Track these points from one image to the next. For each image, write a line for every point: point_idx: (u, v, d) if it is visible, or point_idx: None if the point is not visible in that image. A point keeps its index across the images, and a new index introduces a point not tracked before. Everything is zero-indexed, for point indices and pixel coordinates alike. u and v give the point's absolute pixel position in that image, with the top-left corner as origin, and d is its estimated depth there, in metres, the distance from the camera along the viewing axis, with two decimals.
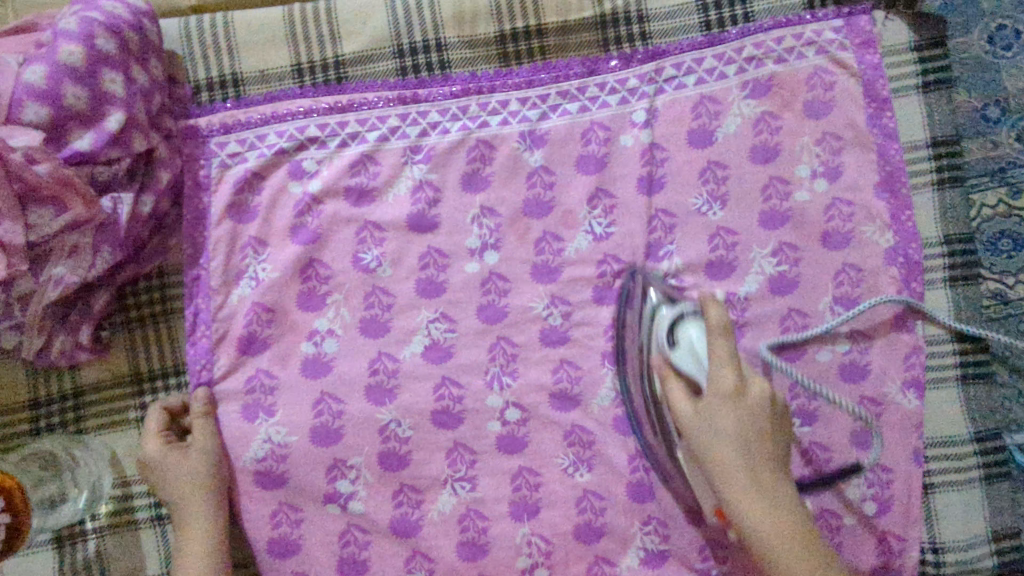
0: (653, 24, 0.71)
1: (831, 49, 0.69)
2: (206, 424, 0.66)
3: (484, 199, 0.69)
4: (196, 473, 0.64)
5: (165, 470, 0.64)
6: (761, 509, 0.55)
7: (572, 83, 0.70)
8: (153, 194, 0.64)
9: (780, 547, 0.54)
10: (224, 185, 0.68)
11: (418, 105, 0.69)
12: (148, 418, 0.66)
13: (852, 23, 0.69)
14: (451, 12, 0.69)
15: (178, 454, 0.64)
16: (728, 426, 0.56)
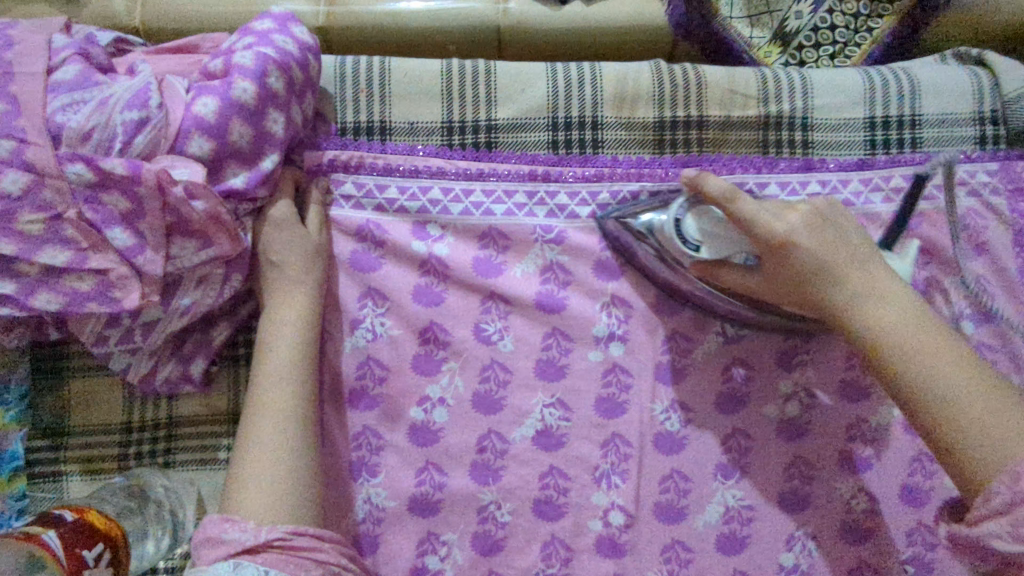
0: (816, 133, 0.68)
1: (983, 192, 0.68)
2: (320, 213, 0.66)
3: (617, 288, 0.68)
4: (302, 278, 0.62)
5: (275, 233, 0.61)
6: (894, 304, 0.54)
7: (707, 179, 0.66)
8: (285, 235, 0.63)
9: (911, 334, 0.52)
10: (348, 232, 0.67)
11: (548, 184, 0.67)
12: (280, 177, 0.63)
13: (1008, 168, 0.69)
14: (611, 92, 0.67)
15: (285, 232, 0.61)
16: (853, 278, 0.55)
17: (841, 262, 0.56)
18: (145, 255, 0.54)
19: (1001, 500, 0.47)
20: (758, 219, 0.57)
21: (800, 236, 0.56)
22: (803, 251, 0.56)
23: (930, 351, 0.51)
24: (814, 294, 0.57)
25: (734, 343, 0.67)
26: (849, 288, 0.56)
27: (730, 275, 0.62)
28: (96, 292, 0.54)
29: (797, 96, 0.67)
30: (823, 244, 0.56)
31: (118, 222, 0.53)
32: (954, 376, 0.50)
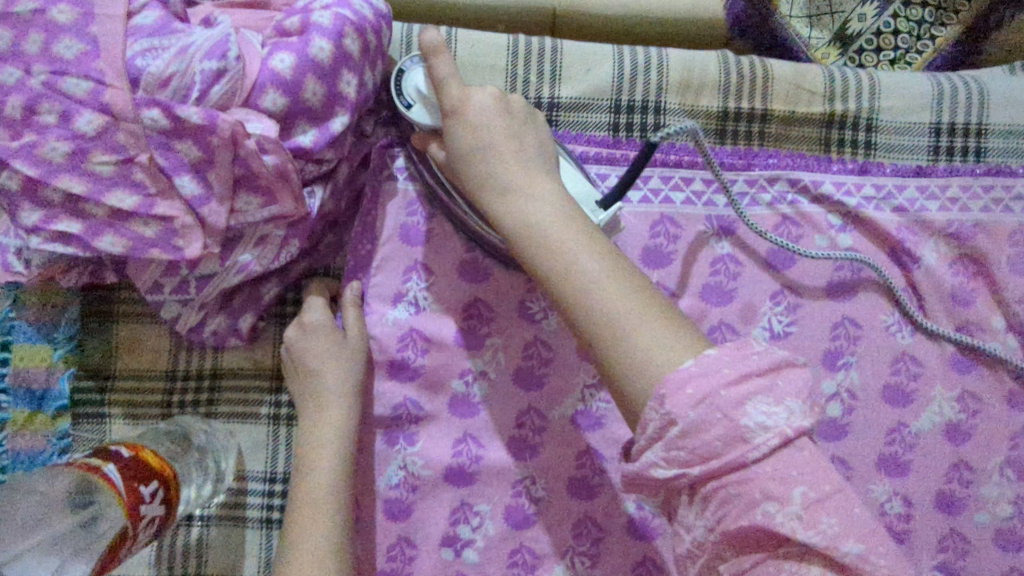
0: (880, 136, 0.68)
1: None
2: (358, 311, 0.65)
3: (663, 276, 0.67)
4: (343, 370, 0.62)
5: (310, 345, 0.63)
6: (569, 222, 0.51)
7: (762, 173, 0.67)
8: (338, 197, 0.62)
9: (561, 238, 0.50)
10: (399, 202, 0.67)
11: (600, 167, 0.66)
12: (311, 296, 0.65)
13: None
14: (676, 79, 0.67)
15: (321, 337, 0.63)
16: (544, 193, 0.52)
17: (512, 166, 0.53)
18: (211, 205, 0.54)
19: (654, 424, 0.44)
20: (446, 86, 0.55)
21: (469, 112, 0.54)
22: (493, 157, 0.53)
23: (589, 261, 0.49)
24: (502, 186, 0.53)
25: (781, 339, 0.66)
26: (533, 201, 0.52)
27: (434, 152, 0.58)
28: (160, 239, 0.54)
29: (864, 95, 0.67)
30: (483, 126, 0.54)
31: (187, 170, 0.53)
32: (628, 307, 0.47)
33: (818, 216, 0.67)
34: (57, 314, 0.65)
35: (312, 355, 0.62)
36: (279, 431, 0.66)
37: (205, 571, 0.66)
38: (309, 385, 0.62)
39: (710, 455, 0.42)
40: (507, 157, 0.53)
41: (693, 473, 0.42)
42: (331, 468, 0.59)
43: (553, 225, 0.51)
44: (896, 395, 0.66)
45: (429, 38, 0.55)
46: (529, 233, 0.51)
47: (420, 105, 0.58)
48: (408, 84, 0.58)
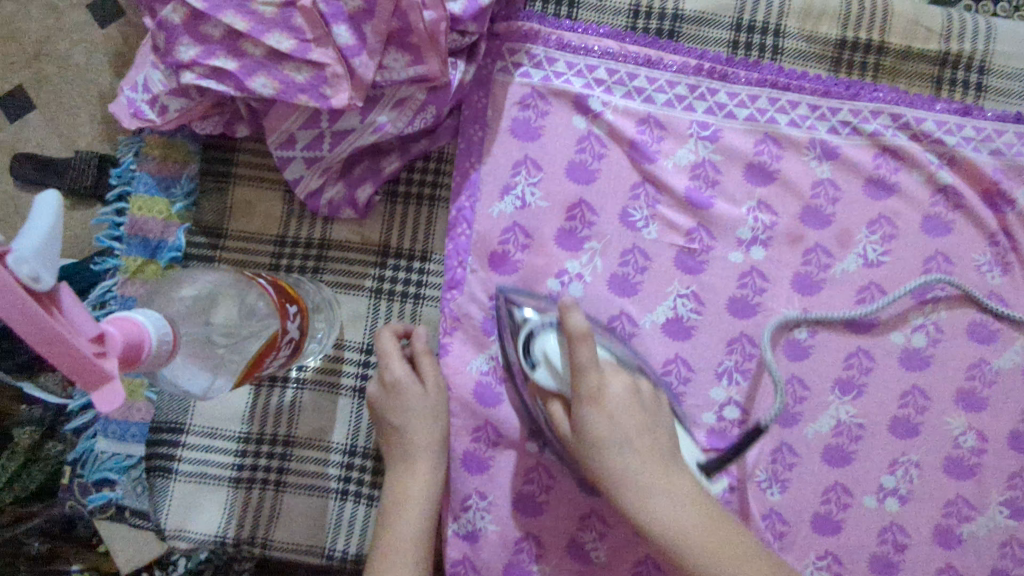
0: (991, 78, 0.69)
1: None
2: (430, 363, 0.66)
3: (765, 193, 0.68)
4: (427, 435, 0.63)
5: (395, 407, 0.64)
6: (678, 491, 0.56)
7: (867, 104, 0.68)
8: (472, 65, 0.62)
9: (690, 534, 0.54)
10: (511, 93, 0.68)
11: (711, 82, 0.68)
12: (379, 337, 0.65)
13: None
14: (799, 4, 0.69)
15: (407, 399, 0.64)
16: (641, 464, 0.56)
17: (640, 442, 0.57)
18: (362, 57, 0.56)
19: None
20: (585, 372, 0.58)
21: (613, 403, 0.58)
22: (625, 444, 0.57)
23: (651, 477, 0.56)
24: (605, 465, 0.57)
25: (874, 267, 0.68)
26: (653, 475, 0.56)
27: (557, 406, 0.61)
28: (309, 85, 0.56)
29: (979, 38, 0.69)
30: (626, 427, 0.57)
31: (345, 20, 0.55)
32: (720, 549, 0.53)
33: (918, 154, 0.67)
34: (176, 170, 0.68)
35: (397, 416, 0.63)
36: (380, 304, 0.69)
37: (294, 433, 0.68)
38: (394, 445, 0.63)
39: None
40: (596, 413, 0.58)
41: None
42: (414, 540, 0.59)
43: (682, 500, 0.55)
44: (980, 332, 0.68)
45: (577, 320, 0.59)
46: (642, 529, 0.55)
47: (545, 367, 0.61)
48: (537, 347, 0.62)
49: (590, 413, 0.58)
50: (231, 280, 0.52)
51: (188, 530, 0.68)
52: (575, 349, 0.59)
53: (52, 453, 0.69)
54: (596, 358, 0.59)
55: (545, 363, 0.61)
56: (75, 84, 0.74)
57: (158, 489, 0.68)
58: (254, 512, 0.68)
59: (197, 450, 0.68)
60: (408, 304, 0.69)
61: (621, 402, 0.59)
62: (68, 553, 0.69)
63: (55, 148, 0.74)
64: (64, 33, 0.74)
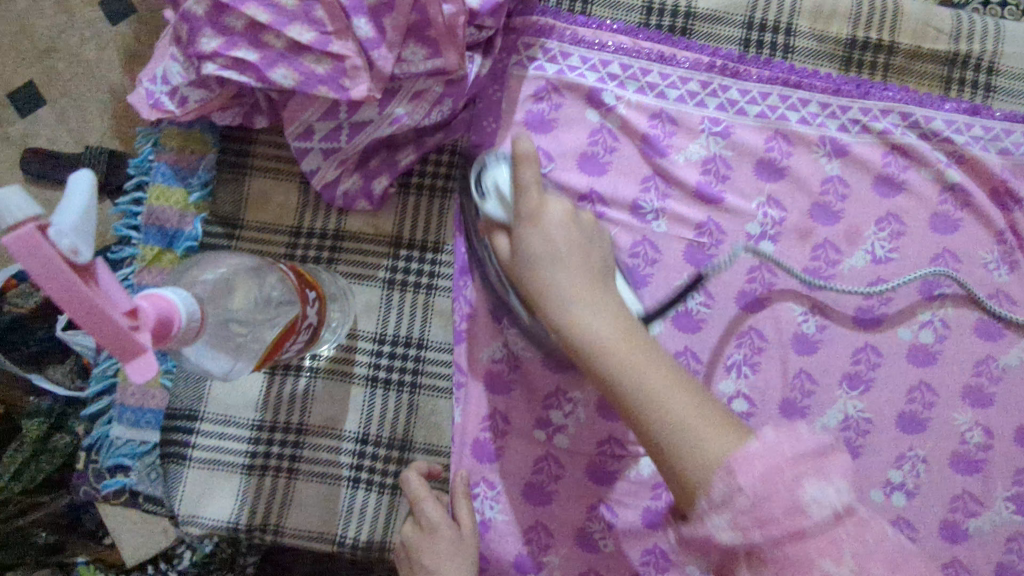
0: (1001, 79, 0.70)
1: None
2: (462, 504, 0.66)
3: (774, 189, 0.69)
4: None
5: (428, 545, 0.63)
6: (627, 350, 0.53)
7: (877, 103, 0.69)
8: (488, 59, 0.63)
9: (648, 386, 0.52)
10: (525, 87, 0.69)
11: (723, 78, 0.69)
12: (409, 480, 0.65)
13: None
14: (810, 3, 0.70)
15: (439, 538, 0.63)
16: (602, 321, 0.54)
17: (580, 289, 0.55)
18: (381, 50, 0.57)
19: (720, 493, 0.47)
20: (526, 192, 0.57)
21: (548, 227, 0.57)
22: (562, 274, 0.55)
23: (607, 336, 0.54)
24: (544, 290, 0.56)
25: (882, 264, 0.68)
26: (598, 317, 0.54)
27: (501, 238, 0.60)
28: (329, 77, 0.57)
29: (989, 39, 0.69)
30: (555, 244, 0.56)
31: (365, 14, 0.56)
32: (675, 399, 0.51)
33: (927, 153, 0.68)
34: (195, 160, 0.70)
35: (430, 555, 0.63)
36: (393, 294, 0.70)
37: (307, 421, 0.69)
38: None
39: (767, 520, 0.45)
40: (534, 234, 0.57)
41: (753, 539, 0.45)
42: None
43: (619, 338, 0.53)
44: (988, 329, 0.68)
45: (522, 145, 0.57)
46: (590, 360, 0.54)
47: (492, 198, 0.60)
48: (488, 180, 0.61)
49: (527, 231, 0.57)
50: (252, 265, 0.52)
51: (201, 516, 0.68)
52: (519, 172, 0.57)
53: (60, 445, 0.72)
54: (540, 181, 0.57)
55: (494, 193, 0.61)
56: (84, 80, 0.78)
57: (171, 474, 0.68)
58: (267, 500, 0.69)
59: (211, 436, 0.69)
60: (421, 294, 0.70)
61: (560, 222, 0.57)
62: (74, 545, 0.75)
63: (65, 144, 0.78)
64: (77, 31, 0.78)
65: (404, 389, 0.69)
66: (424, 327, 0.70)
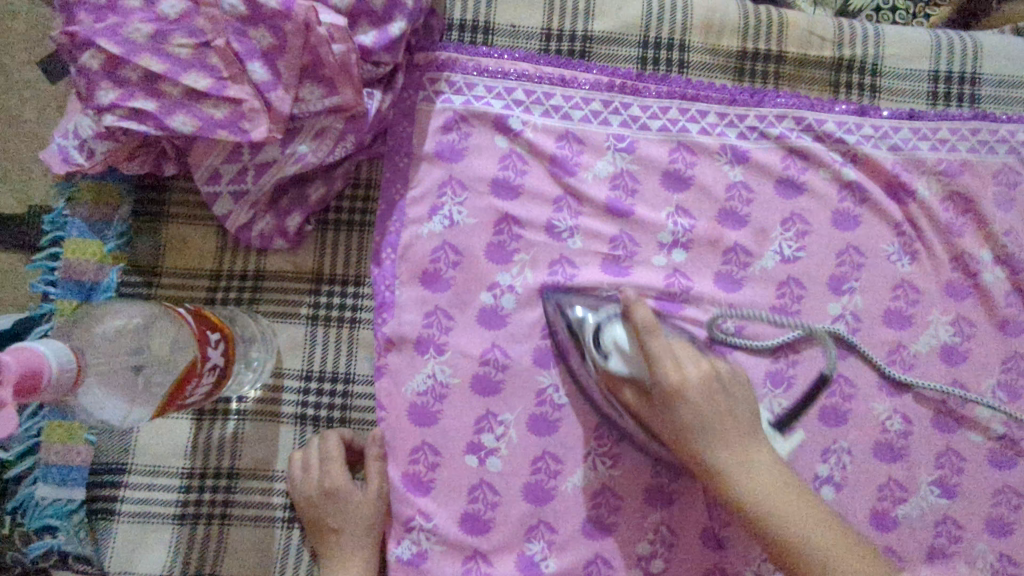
0: (884, 80, 0.73)
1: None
2: (379, 469, 0.67)
3: (682, 198, 0.71)
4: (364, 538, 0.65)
5: (333, 509, 0.65)
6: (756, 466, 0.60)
7: (771, 110, 0.72)
8: (391, 95, 0.65)
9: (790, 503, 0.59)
10: (435, 119, 0.71)
11: (623, 96, 0.72)
12: (327, 439, 0.67)
13: None
14: (700, 19, 0.73)
15: (342, 504, 0.65)
16: (719, 418, 0.60)
17: (725, 417, 0.61)
18: (277, 92, 0.58)
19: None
20: (655, 358, 0.61)
21: (689, 390, 0.60)
22: (689, 409, 0.61)
23: (713, 420, 0.61)
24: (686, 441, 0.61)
25: (791, 263, 0.70)
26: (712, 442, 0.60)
27: (626, 393, 0.64)
28: (228, 121, 0.58)
29: (869, 43, 0.73)
30: (689, 386, 0.60)
31: (258, 57, 0.58)
32: (763, 473, 0.60)
33: (820, 153, 0.71)
34: (110, 212, 0.69)
35: (337, 520, 0.65)
36: (316, 331, 0.69)
37: (237, 465, 0.68)
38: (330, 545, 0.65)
39: None
40: (678, 395, 0.60)
41: None
42: None
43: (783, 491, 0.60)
44: (895, 319, 0.70)
45: (641, 314, 0.61)
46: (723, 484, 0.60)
47: (616, 355, 0.63)
48: (607, 337, 0.64)
49: (674, 407, 0.60)
50: (157, 314, 0.52)
51: (133, 573, 0.66)
52: (645, 342, 0.61)
53: None
54: (651, 326, 0.61)
55: (616, 352, 0.63)
56: (30, 142, 0.74)
57: (100, 531, 0.67)
58: (200, 549, 0.67)
59: (140, 488, 0.67)
60: (345, 328, 0.69)
61: (698, 383, 0.61)
62: None
63: (9, 205, 0.73)
64: (14, 92, 0.74)
65: (334, 424, 0.69)
66: (349, 361, 0.69)
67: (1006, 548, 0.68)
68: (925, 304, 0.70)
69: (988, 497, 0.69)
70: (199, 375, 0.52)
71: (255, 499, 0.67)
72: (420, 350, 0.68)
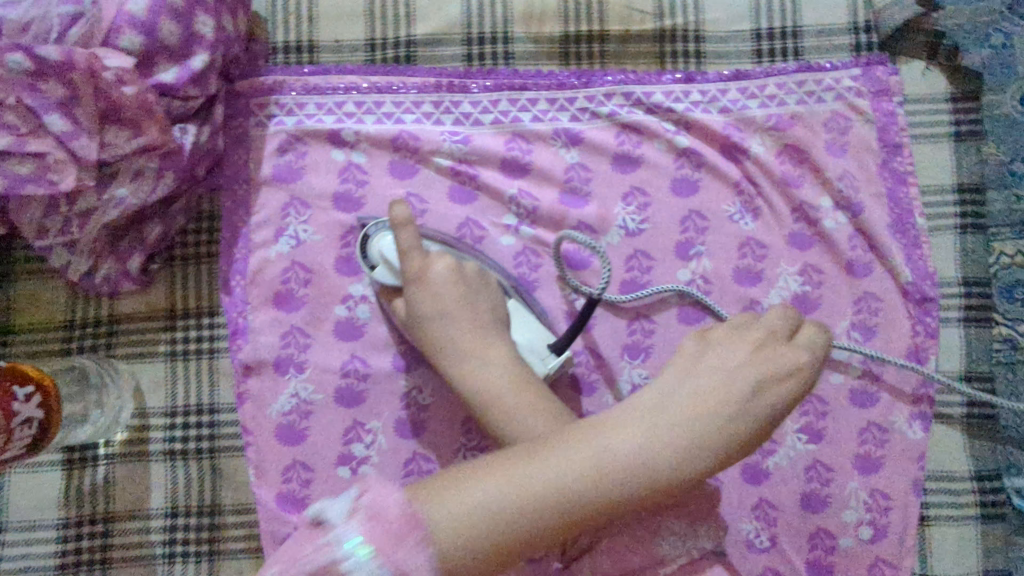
0: (707, 45, 0.74)
1: (849, 96, 0.72)
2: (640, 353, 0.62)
3: (522, 184, 0.72)
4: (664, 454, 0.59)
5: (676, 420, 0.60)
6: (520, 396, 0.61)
7: (599, 89, 0.72)
8: (209, 127, 0.66)
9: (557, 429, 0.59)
10: (270, 142, 0.71)
11: (452, 95, 0.72)
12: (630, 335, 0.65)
13: (870, 72, 0.73)
14: (520, 9, 0.73)
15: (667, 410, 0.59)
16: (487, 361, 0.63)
17: (469, 335, 0.63)
18: (80, 140, 0.58)
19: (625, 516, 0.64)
20: (411, 255, 0.64)
21: (432, 280, 0.64)
22: (454, 328, 0.63)
23: (459, 335, 0.63)
24: (435, 338, 0.64)
25: (636, 236, 0.72)
26: (457, 332, 0.63)
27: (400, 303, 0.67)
28: (35, 176, 0.59)
29: (689, 11, 0.74)
30: (442, 302, 0.63)
31: (54, 109, 0.58)
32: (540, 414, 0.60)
33: (651, 125, 0.72)
34: None
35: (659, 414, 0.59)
36: (177, 366, 0.70)
37: (112, 508, 0.68)
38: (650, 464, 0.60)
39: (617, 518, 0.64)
40: (418, 285, 0.64)
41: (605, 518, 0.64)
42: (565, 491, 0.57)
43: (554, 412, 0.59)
44: (744, 277, 0.72)
45: (399, 211, 0.63)
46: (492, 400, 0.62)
47: (382, 267, 0.66)
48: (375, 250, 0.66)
49: (416, 292, 0.64)
50: None
51: None
52: (400, 237, 0.64)
53: None
54: (403, 243, 0.63)
55: (382, 263, 0.66)
56: None
57: None
58: None
59: (19, 543, 0.68)
60: (203, 360, 0.70)
61: (445, 278, 0.64)
62: None
63: None
64: None
65: (203, 456, 0.69)
66: (211, 391, 0.70)
67: (877, 484, 0.70)
68: (773, 257, 0.71)
69: (854, 437, 0.70)
70: (8, 430, 0.56)
71: (133, 539, 0.68)
72: (282, 371, 0.69)
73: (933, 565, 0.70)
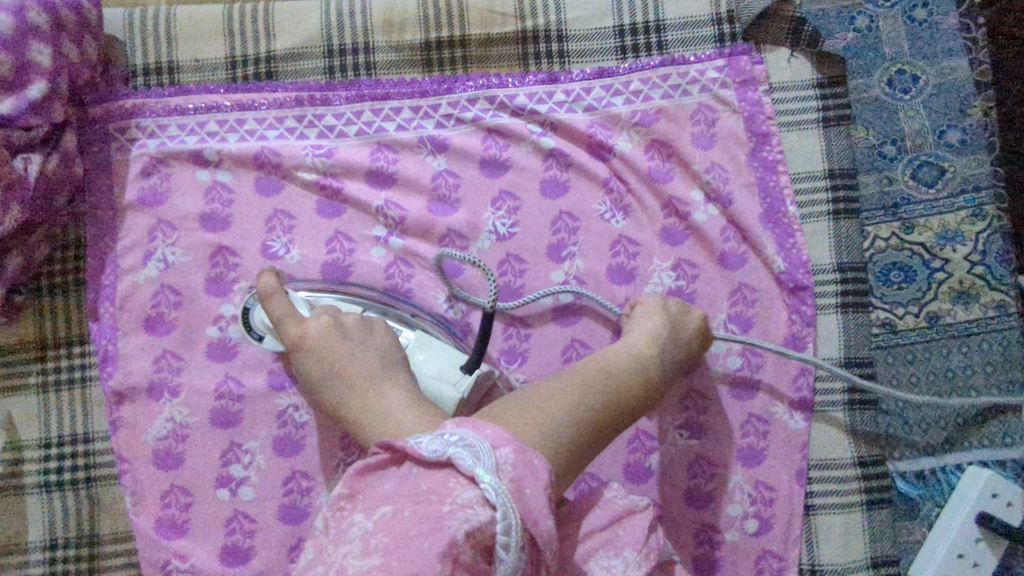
0: (570, 44, 0.73)
1: (714, 87, 0.72)
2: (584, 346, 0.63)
3: (389, 194, 0.71)
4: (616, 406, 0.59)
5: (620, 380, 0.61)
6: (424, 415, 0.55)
7: (463, 95, 0.72)
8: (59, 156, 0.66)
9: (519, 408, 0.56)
10: (133, 164, 0.71)
11: (315, 108, 0.72)
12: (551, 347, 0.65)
13: (733, 62, 0.72)
14: (379, 19, 0.73)
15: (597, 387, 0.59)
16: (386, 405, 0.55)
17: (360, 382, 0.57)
18: None
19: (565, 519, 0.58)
20: (284, 322, 0.62)
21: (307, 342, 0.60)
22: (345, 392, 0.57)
23: (348, 390, 0.57)
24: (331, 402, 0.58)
25: (507, 240, 0.71)
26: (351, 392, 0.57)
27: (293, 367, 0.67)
28: None
29: (550, 11, 0.73)
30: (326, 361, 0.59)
31: None
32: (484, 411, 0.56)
33: (516, 127, 0.71)
34: None
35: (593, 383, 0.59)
36: (48, 398, 0.70)
37: None
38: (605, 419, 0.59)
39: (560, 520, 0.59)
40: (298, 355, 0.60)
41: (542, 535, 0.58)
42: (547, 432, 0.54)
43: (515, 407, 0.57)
44: (618, 275, 0.71)
45: (262, 283, 0.63)
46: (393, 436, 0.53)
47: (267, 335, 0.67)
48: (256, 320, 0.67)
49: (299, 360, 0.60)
50: None
51: None
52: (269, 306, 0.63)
53: None
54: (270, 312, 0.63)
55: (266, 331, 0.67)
56: None
57: None
58: None
59: None
60: (75, 390, 0.70)
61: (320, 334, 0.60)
62: None
63: None
64: None
65: (80, 485, 0.69)
66: (85, 421, 0.70)
67: (760, 476, 0.69)
68: (645, 253, 0.71)
69: (735, 429, 0.70)
70: None
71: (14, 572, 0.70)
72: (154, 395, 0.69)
73: (820, 553, 0.70)
